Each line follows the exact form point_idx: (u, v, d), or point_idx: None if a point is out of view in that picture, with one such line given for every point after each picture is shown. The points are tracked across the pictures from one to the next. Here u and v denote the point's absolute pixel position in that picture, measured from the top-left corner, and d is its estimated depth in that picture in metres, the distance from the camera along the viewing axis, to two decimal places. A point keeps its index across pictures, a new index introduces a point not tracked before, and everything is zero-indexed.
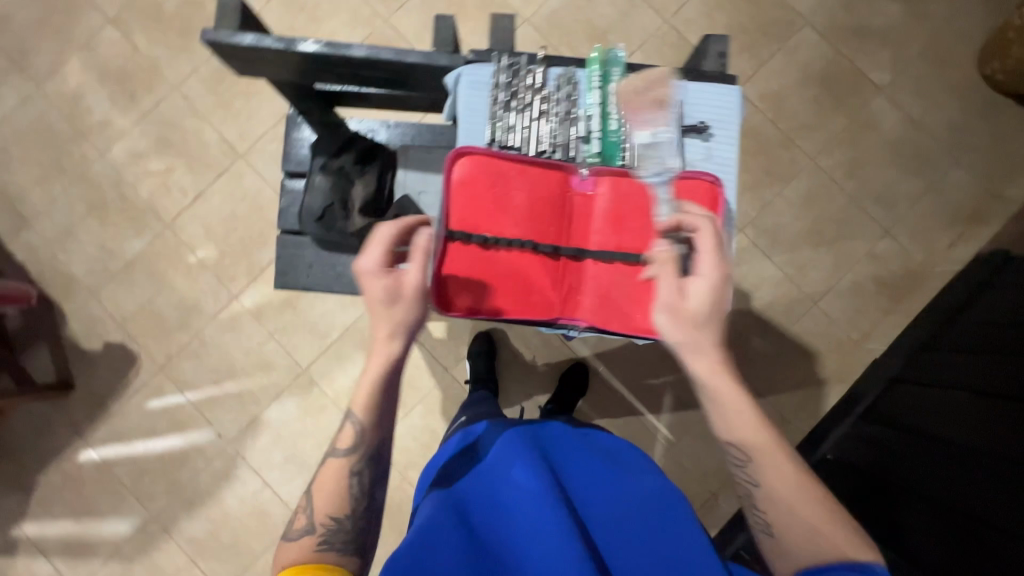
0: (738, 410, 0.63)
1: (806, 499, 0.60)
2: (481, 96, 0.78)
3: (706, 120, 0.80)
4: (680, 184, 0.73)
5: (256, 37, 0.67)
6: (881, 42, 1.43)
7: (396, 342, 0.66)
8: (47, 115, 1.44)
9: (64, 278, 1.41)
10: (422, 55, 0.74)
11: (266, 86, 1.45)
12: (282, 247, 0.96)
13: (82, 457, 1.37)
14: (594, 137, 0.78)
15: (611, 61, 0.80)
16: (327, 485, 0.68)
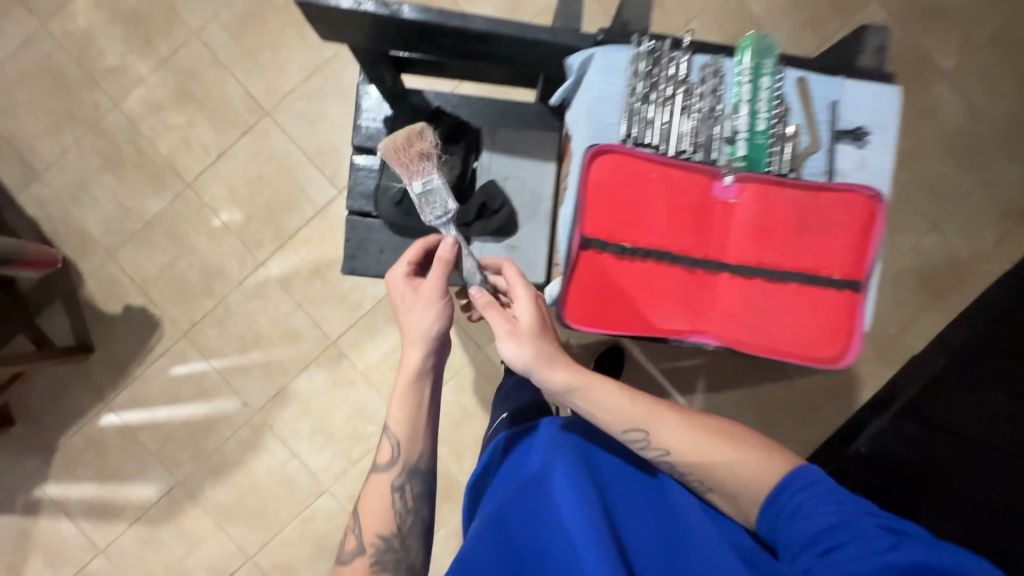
0: (608, 395, 0.66)
1: (721, 446, 0.64)
2: (615, 86, 0.67)
3: (864, 125, 0.71)
4: (835, 195, 0.66)
5: (358, 2, 0.57)
6: (950, 23, 1.35)
7: (414, 351, 0.65)
8: (55, 57, 1.32)
9: (79, 237, 1.33)
10: (549, 28, 0.65)
11: (293, 36, 1.35)
12: (350, 230, 0.87)
13: (105, 421, 1.35)
14: (740, 138, 0.68)
15: (765, 52, 0.69)
16: (373, 502, 0.66)
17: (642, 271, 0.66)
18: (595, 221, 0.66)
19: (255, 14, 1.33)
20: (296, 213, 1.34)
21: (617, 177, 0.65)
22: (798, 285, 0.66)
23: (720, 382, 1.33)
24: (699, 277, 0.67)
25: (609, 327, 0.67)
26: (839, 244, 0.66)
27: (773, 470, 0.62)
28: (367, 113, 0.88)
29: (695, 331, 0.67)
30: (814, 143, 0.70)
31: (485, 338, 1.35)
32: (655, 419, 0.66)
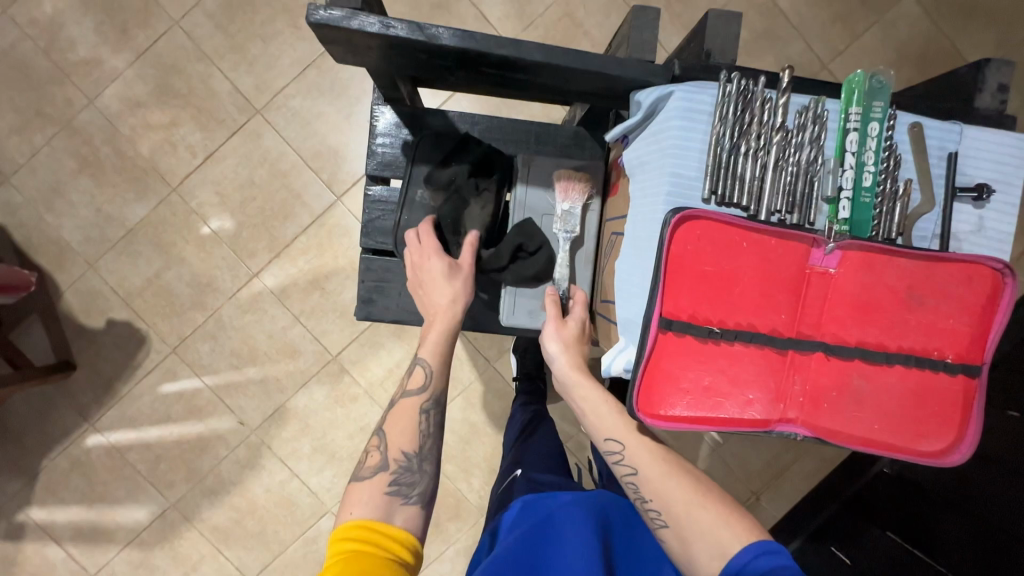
0: (606, 407, 0.65)
1: (693, 491, 0.60)
2: (697, 136, 0.59)
3: (984, 181, 0.62)
4: (956, 266, 0.55)
5: (386, 25, 0.51)
6: (987, 19, 1.27)
7: (450, 302, 0.71)
8: (19, 48, 1.20)
9: (55, 246, 1.23)
10: (603, 59, 0.58)
11: (285, 27, 1.23)
12: (367, 269, 0.82)
13: (90, 441, 1.27)
14: (844, 197, 0.58)
15: (876, 94, 0.59)
16: (400, 422, 0.68)
17: (729, 355, 0.56)
18: (677, 296, 0.56)
19: (242, 1, 1.21)
20: (292, 220, 1.25)
21: (704, 246, 0.55)
22: (904, 369, 0.56)
23: None
24: (791, 360, 0.56)
25: (687, 421, 0.56)
26: (958, 322, 0.56)
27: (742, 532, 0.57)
28: (381, 141, 0.82)
29: (785, 421, 0.56)
30: (926, 203, 0.60)
31: (495, 353, 1.29)
32: (637, 438, 0.63)
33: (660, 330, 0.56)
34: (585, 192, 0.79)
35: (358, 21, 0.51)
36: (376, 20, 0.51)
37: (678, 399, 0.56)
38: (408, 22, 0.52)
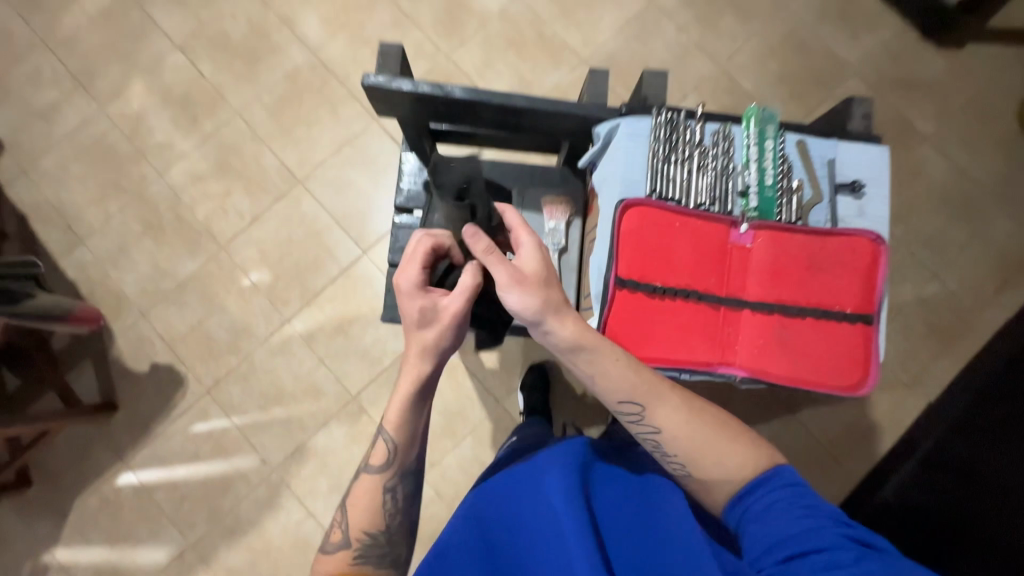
0: (619, 368, 0.65)
1: (708, 430, 0.64)
2: (640, 150, 0.74)
3: (860, 177, 0.77)
4: (843, 239, 0.70)
5: (416, 84, 0.69)
6: (926, 93, 1.47)
7: (427, 361, 0.66)
8: (108, 135, 1.45)
9: (115, 298, 1.40)
10: (574, 104, 0.74)
11: (326, 114, 1.48)
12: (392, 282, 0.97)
13: (122, 480, 1.34)
14: (751, 192, 0.74)
15: (767, 119, 0.76)
16: (362, 500, 0.67)
17: (672, 310, 0.69)
18: (628, 264, 0.69)
19: (292, 95, 1.47)
20: (322, 272, 1.41)
21: (646, 226, 0.69)
22: (815, 320, 0.70)
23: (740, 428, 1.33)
24: (723, 314, 0.70)
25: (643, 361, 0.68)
26: (849, 282, 0.70)
27: (749, 459, 0.62)
28: (409, 176, 0.92)
29: (723, 363, 0.69)
30: (817, 195, 0.75)
31: (503, 391, 1.38)
32: (654, 395, 0.65)
33: (618, 290, 0.69)
34: (569, 213, 0.95)
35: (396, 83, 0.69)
36: (409, 82, 0.68)
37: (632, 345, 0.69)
38: (432, 82, 0.70)
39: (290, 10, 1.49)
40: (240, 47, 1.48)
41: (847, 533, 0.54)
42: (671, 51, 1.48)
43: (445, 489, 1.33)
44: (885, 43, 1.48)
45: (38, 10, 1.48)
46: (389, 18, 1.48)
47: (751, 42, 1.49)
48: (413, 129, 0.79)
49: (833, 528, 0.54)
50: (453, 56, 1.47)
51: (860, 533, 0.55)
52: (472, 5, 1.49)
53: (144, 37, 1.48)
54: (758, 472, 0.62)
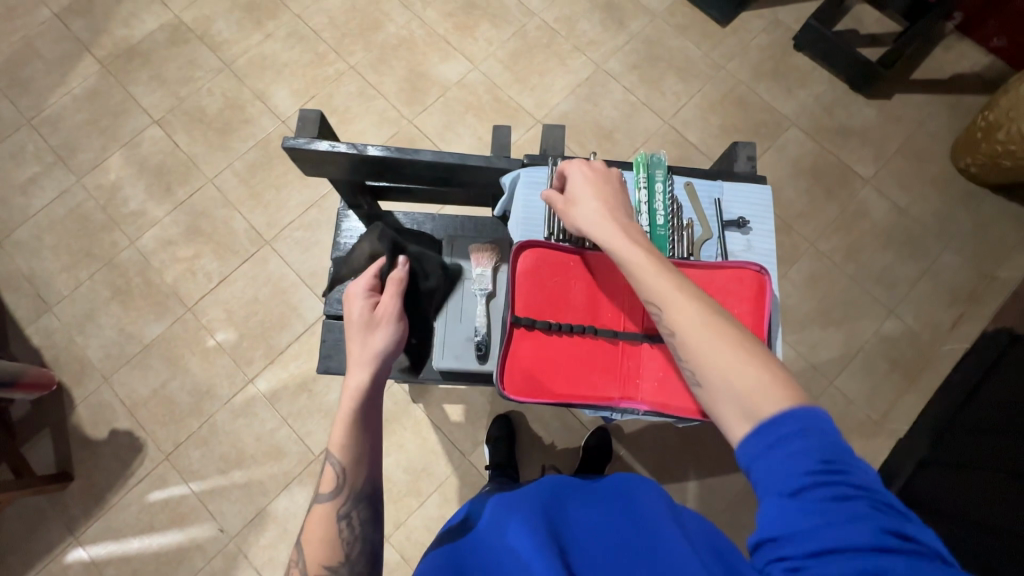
0: (643, 273, 0.60)
1: (727, 348, 0.52)
2: (538, 195, 0.78)
3: (744, 215, 0.81)
4: (730, 270, 0.71)
5: (330, 144, 0.72)
6: (861, 140, 1.56)
7: (363, 371, 0.65)
8: (84, 206, 1.51)
9: (78, 363, 1.39)
10: (483, 157, 0.78)
11: (296, 178, 1.55)
12: (328, 330, 0.89)
13: (71, 557, 1.28)
14: (643, 232, 0.76)
15: (655, 164, 0.79)
16: (316, 533, 0.58)
17: (570, 345, 0.70)
18: (525, 301, 0.71)
19: (263, 162, 1.54)
20: (287, 329, 1.42)
21: (542, 265, 0.71)
22: None
23: (711, 475, 1.32)
24: (622, 347, 0.70)
25: (543, 397, 0.68)
26: (742, 311, 0.70)
27: (766, 388, 0.49)
28: (346, 231, 0.94)
29: (624, 396, 0.69)
30: (706, 231, 0.79)
31: (468, 445, 1.35)
32: (675, 302, 0.57)
33: (517, 329, 0.70)
34: (496, 259, 0.88)
35: (311, 145, 0.72)
36: (325, 142, 0.72)
37: (533, 383, 0.69)
38: (345, 142, 0.73)
39: (263, 85, 1.60)
40: (215, 120, 1.57)
41: (884, 530, 0.40)
42: (620, 110, 1.58)
43: (410, 553, 1.27)
44: (817, 97, 1.60)
45: (26, 93, 1.58)
46: (356, 89, 1.59)
47: (693, 99, 1.59)
48: (344, 185, 0.83)
49: (864, 524, 0.40)
50: (415, 121, 1.57)
51: (900, 526, 0.41)
52: (433, 75, 1.60)
53: (125, 114, 1.57)
54: (775, 406, 0.48)
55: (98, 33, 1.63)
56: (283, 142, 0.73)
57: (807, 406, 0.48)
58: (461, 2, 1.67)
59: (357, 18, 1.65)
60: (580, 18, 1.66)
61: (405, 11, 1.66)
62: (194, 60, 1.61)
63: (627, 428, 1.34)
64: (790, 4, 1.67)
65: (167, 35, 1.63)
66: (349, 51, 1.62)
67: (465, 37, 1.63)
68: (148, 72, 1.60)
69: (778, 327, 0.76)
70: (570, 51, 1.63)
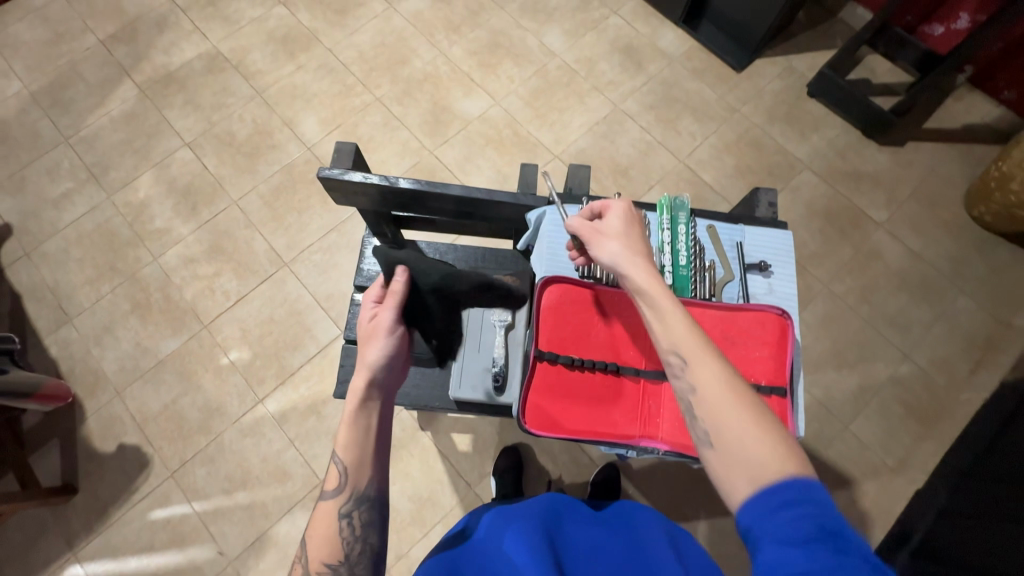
0: (673, 320, 0.58)
1: (751, 409, 0.51)
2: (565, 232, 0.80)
3: (765, 259, 0.82)
4: (752, 313, 0.71)
5: (363, 175, 0.75)
6: (874, 184, 1.58)
7: (360, 375, 0.63)
8: (112, 221, 1.55)
9: (93, 376, 1.41)
10: (510, 194, 0.79)
11: (317, 202, 1.58)
12: (346, 355, 0.90)
13: (68, 573, 1.26)
14: (666, 270, 0.77)
15: (678, 207, 0.81)
16: (320, 531, 0.59)
17: (592, 381, 0.71)
18: (548, 336, 0.72)
19: (287, 186, 1.58)
20: (300, 350, 1.43)
21: (566, 301, 0.73)
22: None
23: (722, 517, 1.29)
24: (644, 386, 0.70)
25: (563, 433, 0.69)
26: (763, 355, 0.69)
27: (785, 454, 0.48)
28: (368, 257, 0.95)
29: (646, 435, 0.69)
30: (728, 273, 0.80)
31: (475, 476, 1.33)
32: (704, 355, 0.55)
33: (541, 362, 0.71)
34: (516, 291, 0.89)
35: (345, 175, 0.75)
36: (358, 174, 0.74)
37: (553, 416, 0.69)
38: (377, 174, 0.75)
39: (292, 113, 1.66)
40: (243, 144, 1.63)
41: None
42: (636, 147, 1.62)
43: None
44: (831, 142, 1.63)
45: (66, 112, 1.65)
46: (381, 119, 1.65)
47: (708, 140, 1.63)
48: (371, 214, 0.85)
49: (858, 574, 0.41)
50: (437, 152, 1.61)
51: None
52: (455, 109, 1.66)
53: (158, 135, 1.64)
54: (786, 470, 0.47)
55: (139, 60, 1.71)
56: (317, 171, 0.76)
57: (813, 474, 0.48)
58: (486, 42, 1.74)
59: (385, 53, 1.72)
60: (600, 60, 1.72)
61: (432, 48, 1.73)
62: (228, 87, 1.68)
63: (636, 465, 1.32)
64: (804, 52, 1.72)
65: (204, 63, 1.71)
66: (376, 83, 1.69)
67: (488, 74, 1.70)
68: (183, 97, 1.67)
69: (800, 372, 0.75)
70: (589, 91, 1.68)
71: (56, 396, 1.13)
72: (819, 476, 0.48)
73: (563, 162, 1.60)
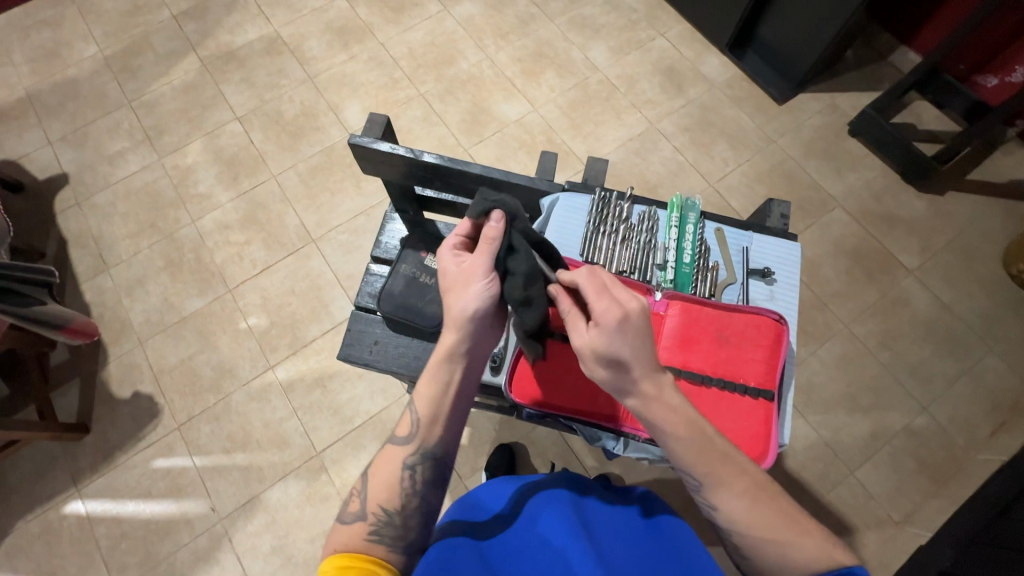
0: (684, 442, 0.58)
1: (771, 524, 0.56)
2: (575, 219, 0.83)
3: (770, 266, 0.82)
4: (748, 315, 0.72)
5: (390, 146, 0.78)
6: (908, 230, 1.55)
7: (452, 332, 0.63)
8: (159, 182, 1.64)
9: (120, 324, 1.48)
10: (526, 177, 0.83)
11: (350, 185, 1.64)
12: (354, 320, 0.92)
13: (69, 508, 1.31)
14: (669, 266, 0.80)
15: (688, 208, 0.84)
16: (384, 473, 0.63)
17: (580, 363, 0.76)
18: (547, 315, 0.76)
19: (324, 167, 1.65)
20: (315, 324, 1.48)
21: None
22: (719, 391, 0.69)
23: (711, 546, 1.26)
24: None
25: (545, 405, 0.75)
26: (756, 357, 0.70)
27: (818, 559, 0.53)
28: (388, 232, 0.99)
29: (626, 420, 0.74)
30: (729, 276, 0.81)
31: (467, 469, 1.33)
32: (726, 472, 0.58)
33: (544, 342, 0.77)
34: None
35: (373, 144, 0.79)
36: (386, 144, 0.78)
37: (538, 389, 0.76)
38: (404, 146, 0.79)
39: (339, 99, 1.73)
40: (289, 123, 1.70)
41: None
42: (667, 167, 1.63)
43: None
44: (867, 183, 1.60)
45: (133, 78, 1.76)
46: (421, 114, 1.70)
47: (740, 168, 1.63)
48: (395, 188, 0.89)
49: None
50: (471, 151, 1.66)
51: None
52: (494, 111, 1.70)
53: (212, 107, 1.73)
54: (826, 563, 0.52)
55: (206, 36, 1.82)
56: (349, 139, 0.80)
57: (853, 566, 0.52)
58: (532, 50, 1.78)
59: (434, 52, 1.79)
60: (641, 78, 1.74)
61: (479, 52, 1.78)
62: (282, 69, 1.77)
63: (629, 481, 1.31)
64: (850, 91, 1.70)
65: (264, 45, 1.80)
66: (421, 80, 1.75)
67: (529, 82, 1.74)
68: (240, 74, 1.77)
69: (789, 380, 0.77)
70: (627, 107, 1.70)
71: (88, 334, 1.20)
72: (859, 566, 0.52)
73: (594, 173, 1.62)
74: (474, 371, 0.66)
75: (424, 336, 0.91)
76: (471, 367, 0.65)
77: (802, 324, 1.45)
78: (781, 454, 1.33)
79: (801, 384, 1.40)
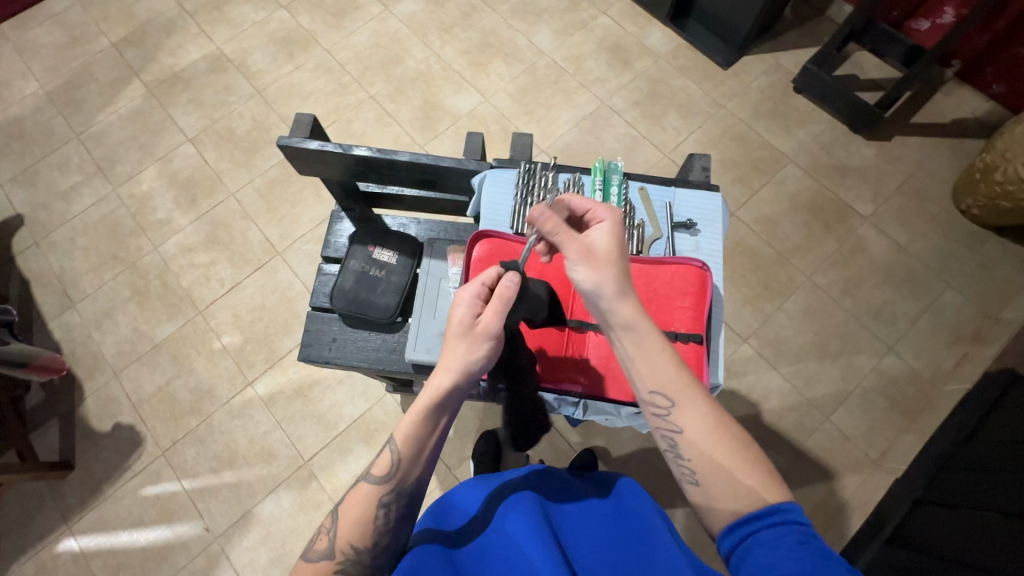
0: (662, 361, 0.59)
1: (725, 453, 0.55)
2: (503, 193, 0.85)
3: (693, 218, 0.86)
4: (673, 266, 0.75)
5: (320, 143, 0.80)
6: (860, 179, 1.59)
7: (443, 377, 0.63)
8: (117, 213, 1.63)
9: (93, 358, 1.47)
10: (455, 159, 0.84)
11: (310, 195, 1.64)
12: (310, 320, 0.93)
13: (62, 546, 1.31)
14: None
15: (611, 170, 0.87)
16: (354, 508, 0.61)
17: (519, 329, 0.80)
18: None
19: (282, 179, 1.64)
20: (290, 336, 1.48)
21: (496, 253, 0.78)
22: None
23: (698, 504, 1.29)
24: (568, 334, 0.80)
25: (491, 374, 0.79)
26: (685, 304, 0.74)
27: (744, 496, 0.53)
28: (337, 231, 0.99)
29: (568, 380, 0.78)
30: (656, 231, 0.84)
31: (454, 460, 1.35)
32: (691, 396, 0.58)
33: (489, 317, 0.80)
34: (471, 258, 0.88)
35: (304, 144, 0.80)
36: (316, 142, 0.80)
37: None
38: (333, 142, 0.80)
39: (290, 110, 1.73)
40: (242, 140, 1.70)
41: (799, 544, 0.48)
42: (622, 142, 1.65)
43: None
44: (816, 137, 1.64)
45: (78, 111, 1.74)
46: (373, 116, 1.70)
47: (692, 135, 1.65)
48: (336, 186, 0.90)
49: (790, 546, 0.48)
50: (427, 147, 1.66)
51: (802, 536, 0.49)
52: (445, 106, 1.71)
53: (163, 132, 1.71)
54: (763, 503, 0.52)
55: (148, 61, 1.80)
56: (278, 142, 0.81)
57: (784, 504, 0.52)
58: (477, 41, 1.79)
59: (380, 53, 1.78)
60: (588, 58, 1.76)
61: (425, 48, 1.79)
62: (230, 86, 1.76)
63: (614, 452, 1.34)
64: (791, 50, 1.74)
65: (208, 64, 1.79)
66: (370, 82, 1.75)
67: (478, 73, 1.75)
68: (187, 95, 1.75)
69: (719, 321, 0.80)
70: (576, 87, 1.72)
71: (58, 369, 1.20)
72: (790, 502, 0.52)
73: (550, 155, 1.64)
74: (451, 417, 0.65)
75: (380, 327, 0.92)
76: (449, 409, 0.64)
77: (765, 280, 1.48)
78: (756, 407, 1.37)
79: (770, 337, 1.43)
